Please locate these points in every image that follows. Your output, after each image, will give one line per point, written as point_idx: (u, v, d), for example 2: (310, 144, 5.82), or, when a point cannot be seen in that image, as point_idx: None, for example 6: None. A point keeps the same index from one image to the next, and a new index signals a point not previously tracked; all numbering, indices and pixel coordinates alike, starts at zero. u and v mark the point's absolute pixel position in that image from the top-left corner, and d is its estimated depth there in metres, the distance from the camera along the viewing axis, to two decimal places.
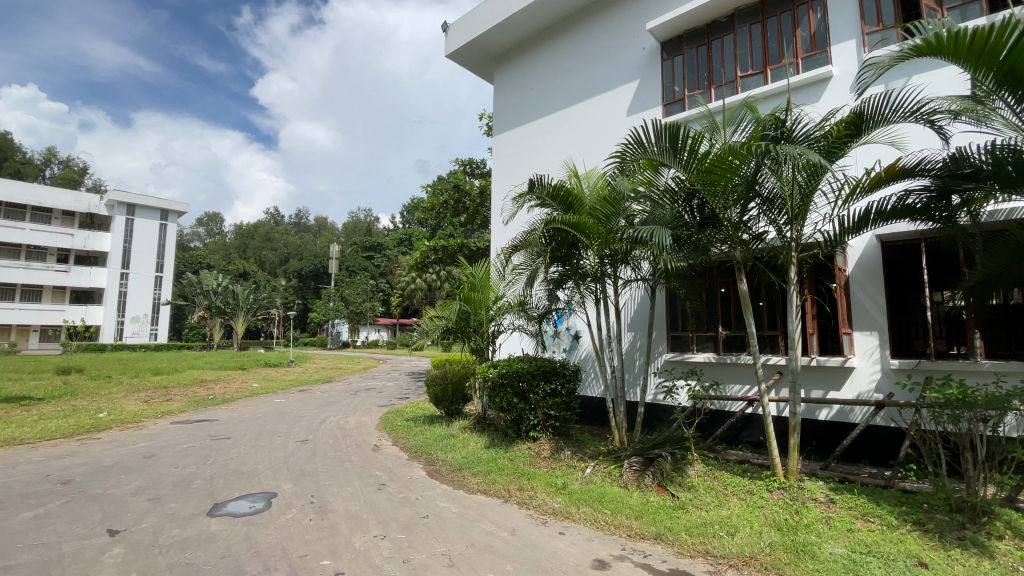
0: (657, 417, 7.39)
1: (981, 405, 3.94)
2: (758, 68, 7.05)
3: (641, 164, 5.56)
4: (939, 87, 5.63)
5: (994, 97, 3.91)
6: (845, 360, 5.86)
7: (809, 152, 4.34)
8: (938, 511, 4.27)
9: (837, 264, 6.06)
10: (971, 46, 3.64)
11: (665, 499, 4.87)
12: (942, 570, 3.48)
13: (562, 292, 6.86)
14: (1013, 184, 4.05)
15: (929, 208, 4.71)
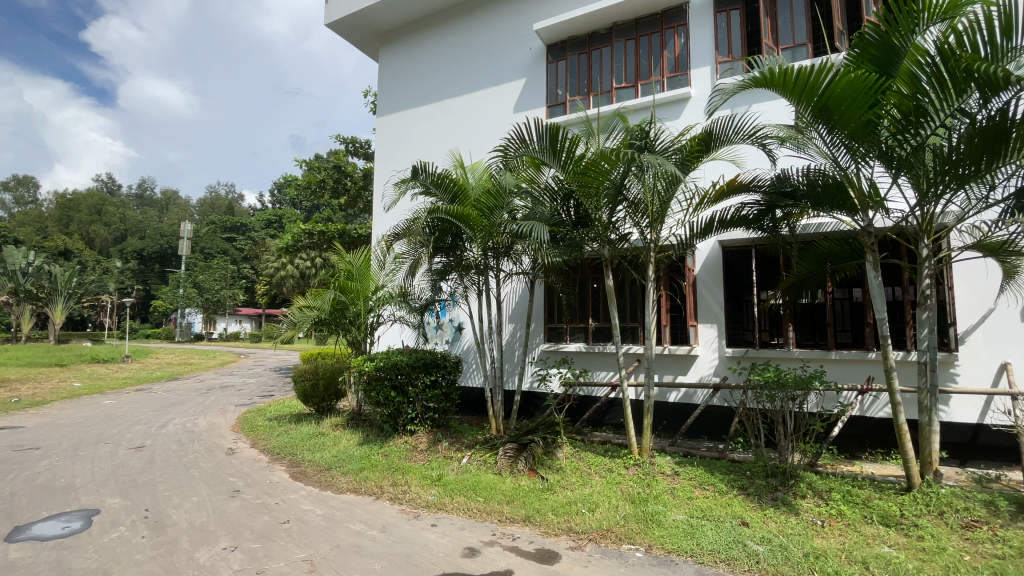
0: (533, 405, 7.72)
1: (791, 385, 4.77)
2: (631, 82, 7.63)
3: (525, 162, 5.73)
4: (770, 117, 6.61)
5: (811, 128, 4.61)
6: (690, 348, 6.68)
7: (667, 163, 4.79)
8: (759, 476, 5.06)
9: (688, 264, 6.85)
10: (796, 82, 4.32)
11: (536, 482, 5.11)
12: (757, 527, 4.13)
13: (444, 284, 6.78)
14: (821, 203, 4.89)
15: (759, 219, 5.52)
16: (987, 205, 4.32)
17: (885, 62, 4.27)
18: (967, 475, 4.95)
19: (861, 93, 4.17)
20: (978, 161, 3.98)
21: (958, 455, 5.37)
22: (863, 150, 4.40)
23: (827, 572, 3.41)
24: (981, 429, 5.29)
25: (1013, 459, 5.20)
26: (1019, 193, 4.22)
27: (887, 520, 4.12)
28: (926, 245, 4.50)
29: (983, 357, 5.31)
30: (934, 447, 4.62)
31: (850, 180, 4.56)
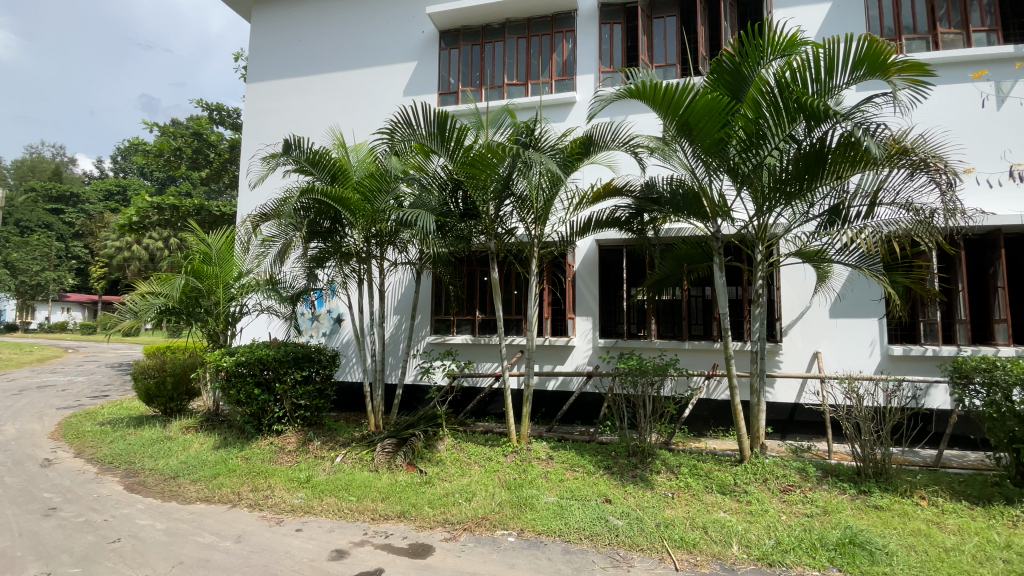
0: (416, 398, 7.59)
1: (650, 371, 5.34)
2: (522, 80, 7.77)
3: (412, 148, 5.59)
4: (643, 128, 7.19)
5: (676, 141, 5.12)
6: (568, 340, 7.07)
7: (549, 162, 4.94)
8: (622, 455, 5.54)
9: (568, 261, 7.22)
10: (663, 97, 4.76)
11: (413, 476, 5.04)
12: (618, 502, 4.51)
13: (321, 273, 6.37)
14: (681, 210, 5.43)
15: (629, 222, 6.01)
16: (807, 219, 5.13)
17: (736, 86, 4.85)
18: (786, 446, 5.89)
19: (716, 113, 4.70)
20: (801, 181, 4.72)
21: (780, 430, 6.37)
22: (715, 164, 4.99)
23: (675, 539, 3.83)
24: (798, 407, 6.31)
25: (818, 431, 6.30)
26: (830, 210, 5.04)
27: (724, 488, 4.74)
28: (761, 251, 5.25)
29: (800, 347, 6.35)
30: (762, 423, 5.43)
31: (704, 190, 5.16)
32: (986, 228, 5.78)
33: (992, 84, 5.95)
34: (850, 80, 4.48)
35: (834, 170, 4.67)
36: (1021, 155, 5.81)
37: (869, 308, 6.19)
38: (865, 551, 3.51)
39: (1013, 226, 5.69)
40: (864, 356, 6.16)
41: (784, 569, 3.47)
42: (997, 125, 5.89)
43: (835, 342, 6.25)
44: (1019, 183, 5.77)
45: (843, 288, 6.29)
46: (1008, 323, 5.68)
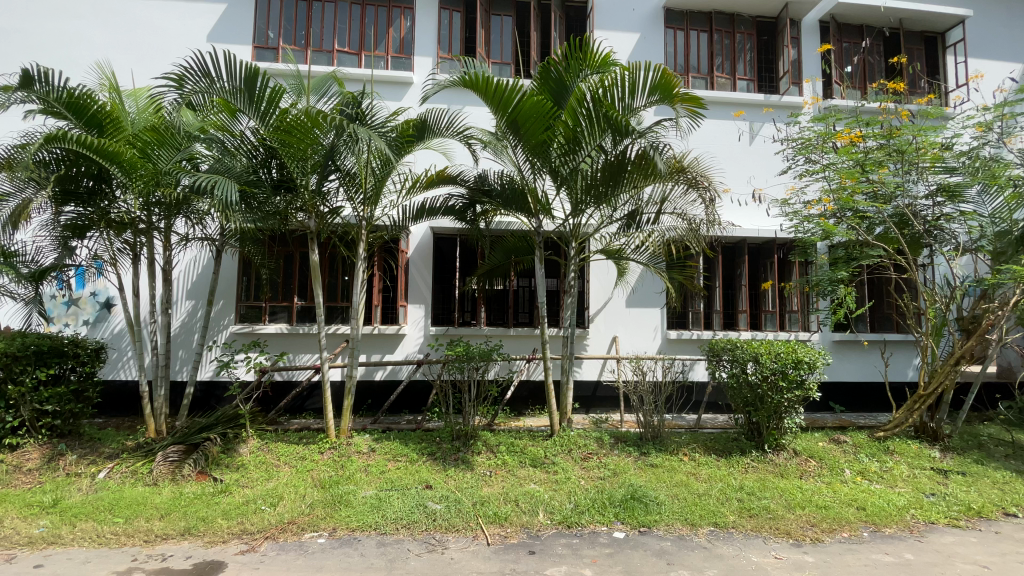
0: (213, 397, 6.63)
1: (476, 356, 5.48)
2: (355, 49, 7.25)
3: (214, 104, 4.91)
4: (477, 119, 7.35)
5: (506, 136, 5.34)
6: (397, 328, 6.91)
7: (376, 139, 4.66)
8: (445, 441, 5.62)
9: (401, 247, 7.02)
10: (494, 92, 4.98)
11: (205, 486, 4.38)
12: (438, 487, 4.56)
13: (81, 246, 5.10)
14: (509, 203, 5.67)
15: (462, 211, 6.12)
16: (612, 221, 5.82)
17: (558, 93, 5.23)
18: (588, 419, 6.68)
19: (540, 116, 5.04)
20: (608, 186, 5.32)
21: (585, 404, 7.18)
22: (539, 163, 5.35)
23: (489, 515, 4.03)
24: (599, 384, 7.20)
25: (614, 404, 7.28)
26: (629, 214, 5.81)
27: (536, 462, 5.16)
28: (575, 247, 5.82)
29: (603, 332, 7.23)
30: (570, 401, 6.05)
31: (529, 187, 5.49)
32: (735, 239, 7.33)
33: (746, 123, 7.50)
34: (648, 102, 5.15)
35: (634, 179, 5.32)
36: (760, 182, 7.45)
37: (655, 300, 7.34)
38: (642, 503, 4.15)
39: (752, 238, 7.31)
40: (650, 339, 7.28)
41: (580, 528, 3.91)
42: (747, 156, 7.45)
43: (630, 329, 7.26)
44: (758, 204, 7.40)
45: (637, 282, 7.33)
46: (746, 313, 7.31)
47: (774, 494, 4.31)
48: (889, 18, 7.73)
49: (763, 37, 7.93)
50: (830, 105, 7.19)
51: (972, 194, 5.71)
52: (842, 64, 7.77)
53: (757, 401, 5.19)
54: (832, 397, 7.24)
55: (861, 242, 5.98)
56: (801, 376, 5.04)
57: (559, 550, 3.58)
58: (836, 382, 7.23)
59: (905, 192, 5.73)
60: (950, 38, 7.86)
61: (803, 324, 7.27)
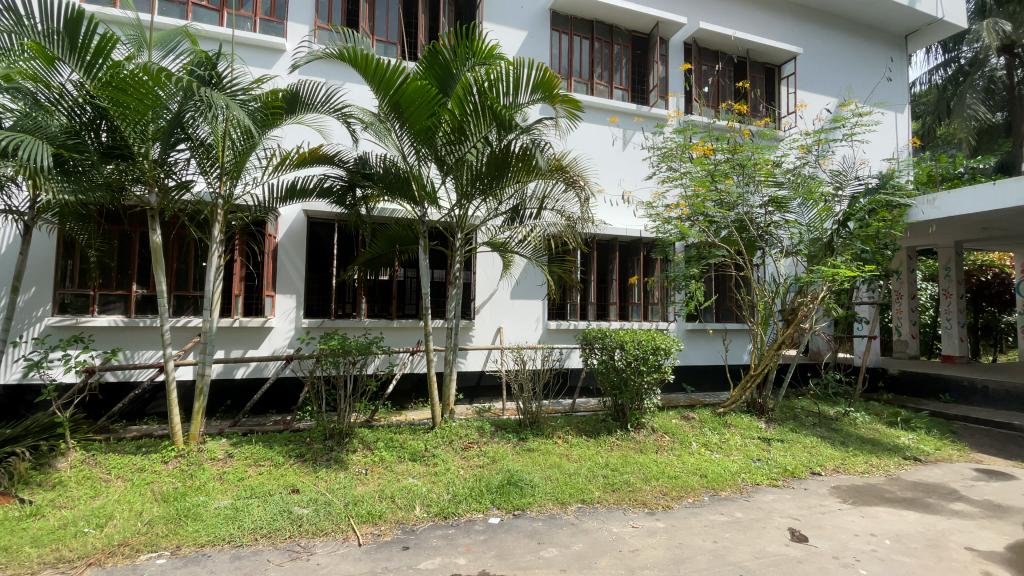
0: (20, 404, 5.47)
1: (353, 351, 5.18)
2: (215, 5, 6.41)
3: (22, 47, 4.05)
4: (356, 97, 6.96)
5: (389, 119, 5.12)
6: (264, 320, 6.31)
7: (234, 109, 4.14)
8: (316, 441, 5.28)
9: (269, 231, 6.39)
10: (375, 70, 4.77)
11: (4, 511, 3.59)
12: (306, 491, 4.26)
13: None
14: (391, 188, 5.43)
15: (340, 195, 5.74)
16: (496, 213, 5.89)
17: (444, 81, 5.17)
18: (471, 409, 6.74)
19: (424, 101, 4.91)
20: (492, 179, 5.33)
21: (469, 395, 7.24)
22: (423, 150, 5.23)
23: (362, 515, 3.86)
24: (483, 374, 7.30)
25: (497, 392, 7.44)
26: (513, 209, 5.93)
27: (415, 456, 5.06)
28: (460, 238, 5.78)
29: (488, 323, 7.32)
30: (452, 392, 6.03)
31: (414, 174, 5.33)
32: (608, 236, 7.89)
33: (620, 129, 8.07)
34: (531, 99, 5.26)
35: (516, 174, 5.37)
36: (629, 185, 8.09)
37: (536, 292, 7.60)
38: (517, 488, 4.29)
39: (623, 237, 7.93)
40: (532, 330, 7.55)
41: (456, 518, 3.92)
42: (620, 160, 8.04)
43: (512, 320, 7.45)
44: (627, 205, 8.02)
45: (520, 275, 7.52)
46: (616, 305, 7.92)
47: (634, 469, 4.74)
48: (739, 48, 8.83)
49: (637, 51, 8.56)
50: (690, 119, 8.00)
51: (795, 206, 6.74)
52: (701, 84, 8.70)
53: (622, 385, 5.64)
54: (684, 379, 8.16)
55: (710, 243, 6.78)
56: (658, 361, 5.59)
57: (434, 542, 3.55)
58: (688, 366, 8.18)
59: (744, 201, 6.62)
60: (784, 70, 9.19)
61: (663, 315, 8.09)
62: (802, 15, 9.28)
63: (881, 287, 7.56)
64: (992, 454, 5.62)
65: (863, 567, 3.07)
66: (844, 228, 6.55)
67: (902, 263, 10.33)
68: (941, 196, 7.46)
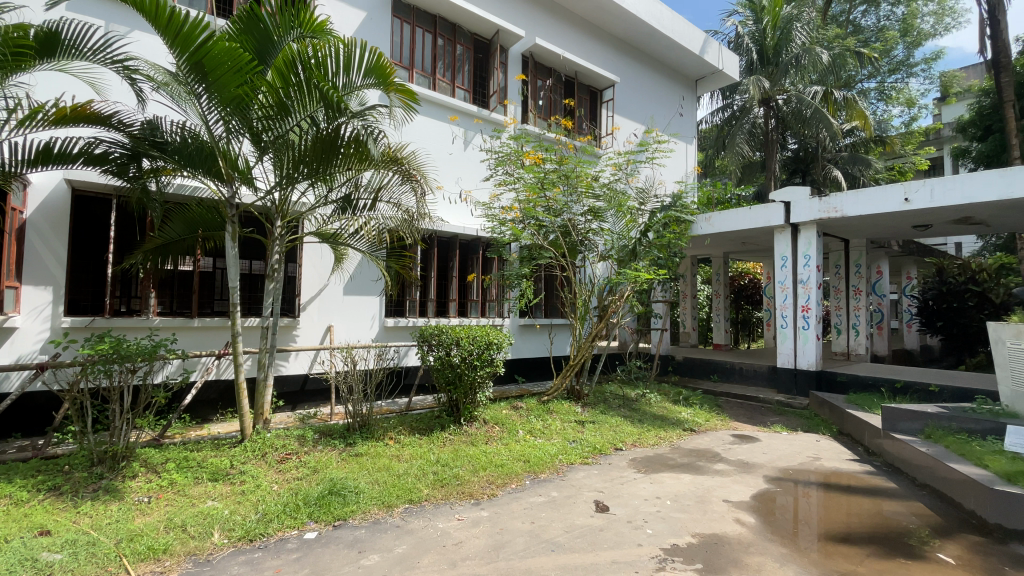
0: None
1: (134, 356, 4.27)
2: None
3: None
4: (144, 50, 5.81)
5: (189, 81, 4.36)
6: (2, 319, 4.84)
7: None
8: (78, 469, 4.24)
9: (13, 203, 4.91)
10: (168, 22, 4.04)
11: None
12: (63, 531, 3.38)
13: None
14: (193, 164, 4.63)
15: (120, 164, 4.68)
16: (326, 202, 5.46)
17: (263, 50, 4.63)
18: (293, 416, 6.14)
19: (234, 66, 4.29)
20: (319, 163, 4.84)
21: (291, 401, 6.59)
22: (234, 123, 4.61)
23: (139, 552, 3.19)
24: (308, 378, 6.71)
25: (324, 396, 6.93)
26: (343, 198, 5.56)
27: (217, 475, 4.39)
28: (280, 225, 5.18)
29: (316, 321, 6.75)
30: (267, 399, 5.40)
31: (221, 149, 4.63)
32: (448, 234, 7.91)
33: (459, 128, 8.17)
34: (364, 83, 4.95)
35: (345, 161, 4.95)
36: (466, 184, 8.23)
37: (371, 288, 7.25)
38: (339, 497, 4.02)
39: (462, 235, 8.04)
40: (367, 328, 7.18)
41: (264, 539, 3.50)
42: (459, 158, 8.13)
43: (344, 317, 6.99)
44: (464, 204, 8.17)
45: (354, 270, 7.10)
46: (455, 302, 7.99)
47: (463, 462, 4.82)
48: (569, 68, 9.69)
49: (479, 54, 8.78)
50: (524, 128, 8.47)
51: (609, 216, 7.57)
52: (536, 95, 9.31)
53: (456, 380, 5.68)
54: (516, 371, 8.64)
55: (540, 245, 7.31)
56: (490, 355, 5.79)
57: (234, 570, 3.11)
58: (519, 359, 8.67)
59: (569, 210, 7.24)
60: (605, 95, 10.35)
61: (499, 311, 8.44)
62: (620, 48, 10.56)
63: (672, 288, 8.98)
64: (742, 422, 7.09)
65: (649, 527, 3.56)
66: (646, 237, 7.58)
67: (688, 268, 12.45)
68: (716, 216, 9.21)
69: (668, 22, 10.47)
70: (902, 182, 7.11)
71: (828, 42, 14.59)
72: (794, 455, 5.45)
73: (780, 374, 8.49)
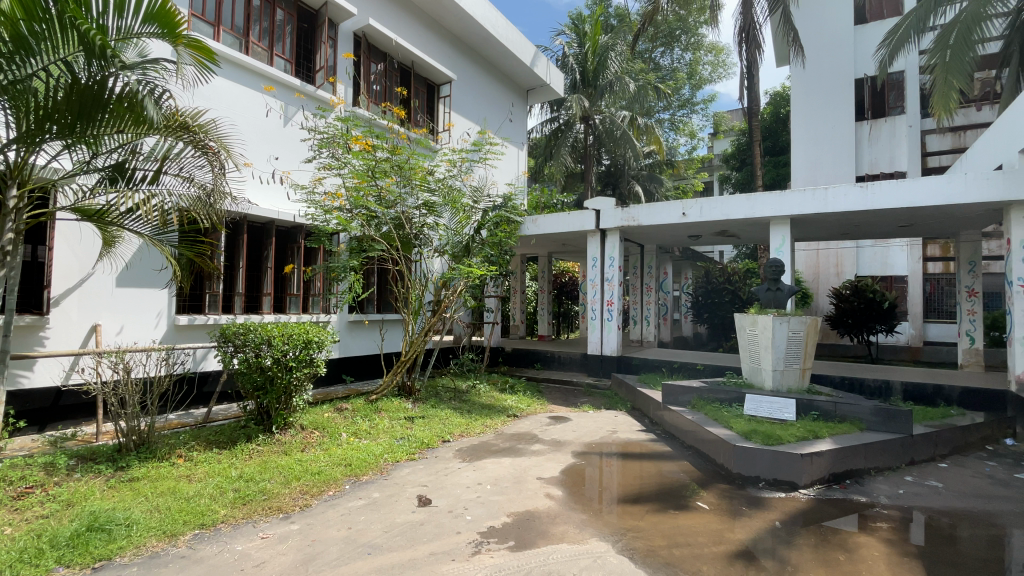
0: None
1: None
2: None
3: None
4: None
5: None
6: None
7: None
8: None
9: None
10: None
11: None
12: None
13: None
14: None
15: None
16: (87, 169, 4.40)
17: None
18: (40, 440, 4.82)
19: None
20: (76, 120, 3.85)
21: (36, 421, 5.17)
22: None
23: None
24: (63, 391, 5.34)
25: (87, 412, 5.59)
26: (114, 166, 4.54)
27: None
28: (14, 194, 3.98)
29: (75, 319, 5.41)
30: None
31: None
32: (261, 219, 7.05)
33: (276, 101, 7.33)
34: (145, 31, 4.08)
35: (116, 121, 4.02)
36: (280, 163, 7.40)
37: (153, 279, 6.06)
38: (104, 533, 3.27)
39: (278, 221, 7.23)
40: (150, 327, 6.00)
41: None
42: (275, 135, 7.31)
43: (117, 314, 5.74)
44: (278, 185, 7.35)
45: (132, 257, 5.87)
46: (270, 297, 7.19)
47: (273, 474, 4.34)
48: (406, 57, 9.46)
49: (303, 24, 8.04)
50: (353, 110, 7.98)
51: (443, 212, 7.53)
52: (369, 79, 8.87)
53: (267, 384, 5.10)
54: (343, 370, 8.14)
55: (371, 237, 7.02)
56: (310, 355, 5.31)
57: None
58: (347, 357, 8.19)
59: (402, 202, 7.03)
60: (442, 91, 10.39)
61: (323, 306, 7.85)
62: (458, 47, 10.72)
63: (503, 283, 9.42)
64: (558, 405, 7.80)
65: (469, 514, 3.67)
66: (479, 234, 7.77)
67: (518, 265, 13.24)
68: (541, 219, 9.96)
69: (503, 29, 10.98)
70: (681, 201, 8.61)
71: (635, 74, 16.87)
72: (598, 430, 6.20)
73: (592, 360, 9.57)
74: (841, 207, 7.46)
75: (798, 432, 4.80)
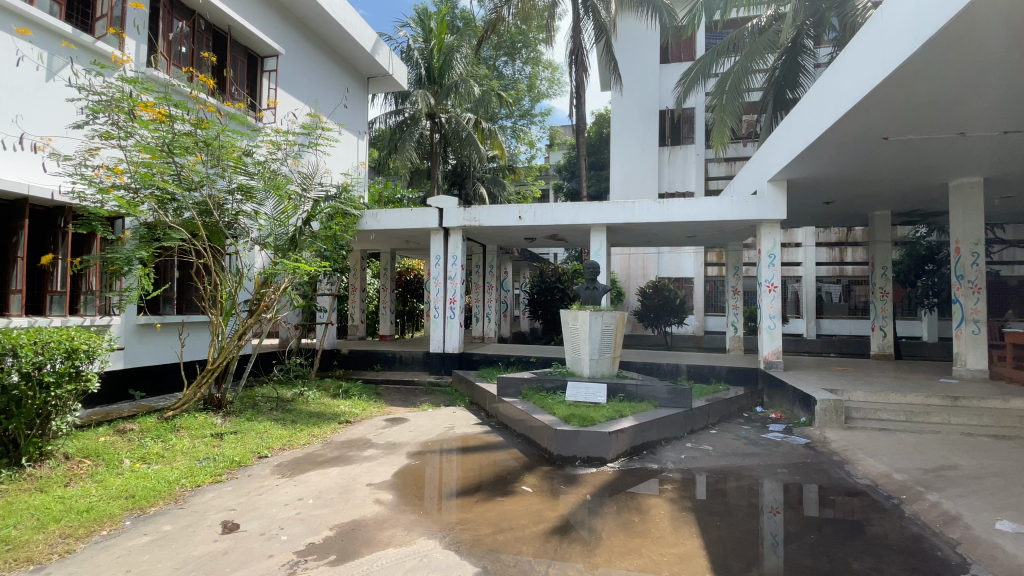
0: None
1: None
2: None
3: None
4: None
5: None
6: None
7: None
8: None
9: None
10: None
11: None
12: None
13: None
14: None
15: None
16: None
17: None
18: None
19: None
20: None
21: None
22: None
23: None
24: None
25: None
26: None
27: None
28: None
29: None
30: None
31: None
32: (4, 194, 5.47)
33: (31, 48, 5.76)
34: None
35: None
36: (33, 125, 5.80)
37: None
38: None
39: (31, 198, 5.69)
40: None
41: None
42: (28, 90, 5.74)
43: None
44: (31, 153, 5.77)
45: None
46: (20, 295, 5.63)
47: (19, 519, 3.39)
48: (219, 19, 8.22)
49: None
50: (146, 72, 6.66)
51: (264, 199, 6.69)
52: (169, 37, 7.50)
53: (10, 408, 3.98)
54: (130, 384, 6.79)
55: (167, 224, 5.97)
56: (76, 367, 4.25)
57: None
58: (136, 368, 6.85)
59: (209, 184, 6.09)
60: (267, 64, 9.32)
61: (102, 308, 6.42)
62: (287, 18, 9.72)
63: (337, 281, 8.82)
64: (397, 406, 7.62)
65: (284, 533, 3.34)
66: (308, 227, 7.08)
67: (358, 262, 12.59)
68: (382, 214, 9.57)
69: (340, 9, 10.28)
70: (518, 204, 9.08)
71: (480, 79, 17.32)
72: (435, 428, 6.21)
73: (432, 358, 9.57)
74: (645, 218, 8.67)
75: (608, 412, 5.45)
